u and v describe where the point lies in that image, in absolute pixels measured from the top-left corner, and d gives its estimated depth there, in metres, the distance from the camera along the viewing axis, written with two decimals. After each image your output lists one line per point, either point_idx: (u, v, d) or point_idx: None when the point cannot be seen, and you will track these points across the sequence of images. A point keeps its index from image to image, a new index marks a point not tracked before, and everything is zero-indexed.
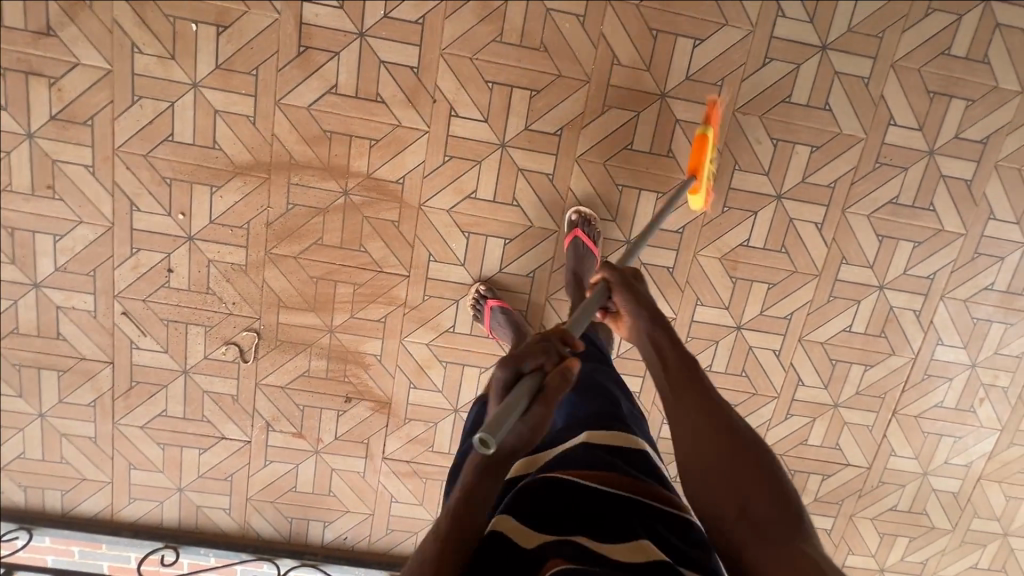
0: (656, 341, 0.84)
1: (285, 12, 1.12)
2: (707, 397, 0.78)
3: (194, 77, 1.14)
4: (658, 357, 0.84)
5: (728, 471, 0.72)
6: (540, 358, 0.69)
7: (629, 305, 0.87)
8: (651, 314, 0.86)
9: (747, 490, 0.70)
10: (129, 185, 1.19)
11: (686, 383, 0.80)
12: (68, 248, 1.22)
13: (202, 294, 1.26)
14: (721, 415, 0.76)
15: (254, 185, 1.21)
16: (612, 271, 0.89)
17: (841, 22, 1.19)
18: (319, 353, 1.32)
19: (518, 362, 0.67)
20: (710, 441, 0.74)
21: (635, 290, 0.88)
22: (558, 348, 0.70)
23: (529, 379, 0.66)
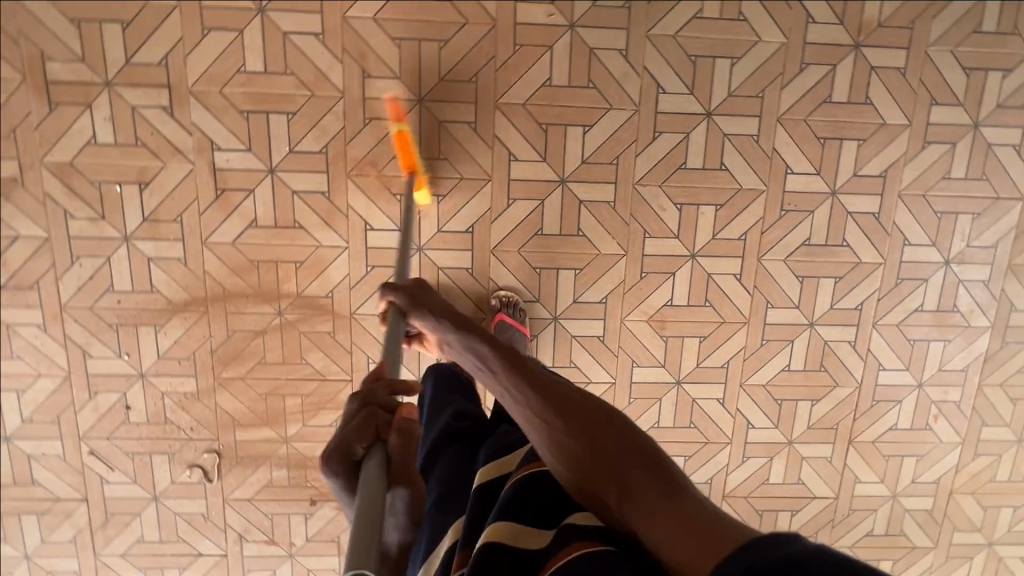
0: (477, 351, 0.78)
1: (199, 161, 1.21)
2: (542, 380, 0.71)
3: (125, 232, 1.23)
4: (476, 357, 0.77)
5: (574, 450, 0.64)
6: (380, 428, 0.64)
7: (429, 320, 0.84)
8: (457, 329, 0.80)
9: (591, 459, 0.62)
10: (80, 336, 1.28)
11: (516, 374, 0.72)
12: (31, 401, 1.30)
13: (160, 424, 1.33)
14: (553, 395, 0.69)
15: (194, 319, 1.28)
16: (395, 289, 0.87)
17: (720, 88, 1.24)
18: (279, 464, 1.38)
19: (353, 447, 0.62)
20: (547, 424, 0.66)
21: (416, 294, 0.86)
22: (388, 404, 0.66)
23: (373, 461, 0.61)
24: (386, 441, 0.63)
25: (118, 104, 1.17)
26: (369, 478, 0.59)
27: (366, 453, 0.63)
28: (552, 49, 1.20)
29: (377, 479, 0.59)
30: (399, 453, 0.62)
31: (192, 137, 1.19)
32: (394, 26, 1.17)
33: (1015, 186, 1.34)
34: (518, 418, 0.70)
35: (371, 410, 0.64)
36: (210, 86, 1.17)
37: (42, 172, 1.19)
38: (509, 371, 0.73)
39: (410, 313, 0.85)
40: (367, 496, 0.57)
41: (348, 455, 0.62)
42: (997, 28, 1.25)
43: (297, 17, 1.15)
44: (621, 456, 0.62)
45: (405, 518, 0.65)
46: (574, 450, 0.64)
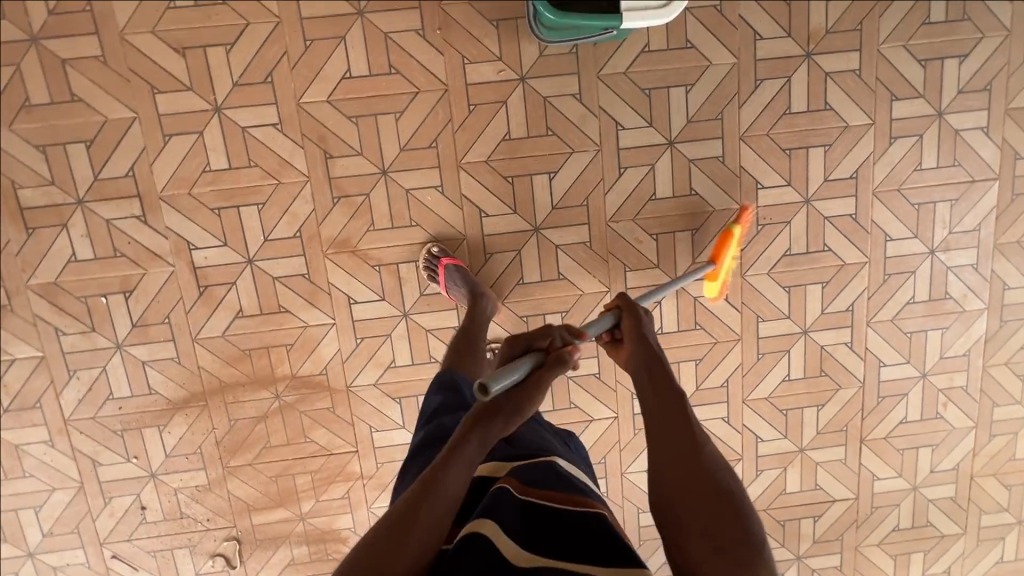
0: (634, 360, 0.86)
1: (178, 262, 1.22)
2: (713, 459, 0.75)
3: (117, 340, 1.25)
4: (661, 398, 0.81)
5: (684, 482, 0.73)
6: (539, 342, 0.82)
7: (630, 330, 0.89)
8: (638, 339, 0.87)
9: (710, 539, 0.70)
10: (87, 446, 1.30)
11: (666, 402, 0.79)
12: (49, 514, 1.32)
13: (177, 519, 1.35)
14: (720, 487, 0.73)
15: (195, 414, 1.30)
16: (624, 299, 0.92)
17: (678, 116, 1.25)
18: (298, 541, 1.39)
19: (526, 344, 0.83)
20: (706, 503, 0.71)
21: (636, 312, 0.90)
22: (558, 341, 0.82)
23: (530, 358, 0.79)
24: (541, 360, 0.80)
25: (93, 220, 1.19)
26: (520, 365, 0.76)
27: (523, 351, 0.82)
28: (507, 103, 1.21)
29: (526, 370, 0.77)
30: (541, 376, 0.78)
31: (168, 240, 1.21)
32: (348, 105, 1.18)
33: (989, 167, 1.33)
34: (653, 433, 0.78)
35: (554, 327, 0.84)
36: (178, 189, 1.19)
37: (28, 295, 1.21)
38: (662, 391, 0.80)
39: (622, 318, 0.90)
40: (516, 368, 0.76)
41: (527, 343, 0.83)
42: (947, 16, 1.24)
43: (253, 111, 1.17)
44: (723, 505, 0.71)
45: (504, 416, 0.75)
46: (689, 483, 0.73)
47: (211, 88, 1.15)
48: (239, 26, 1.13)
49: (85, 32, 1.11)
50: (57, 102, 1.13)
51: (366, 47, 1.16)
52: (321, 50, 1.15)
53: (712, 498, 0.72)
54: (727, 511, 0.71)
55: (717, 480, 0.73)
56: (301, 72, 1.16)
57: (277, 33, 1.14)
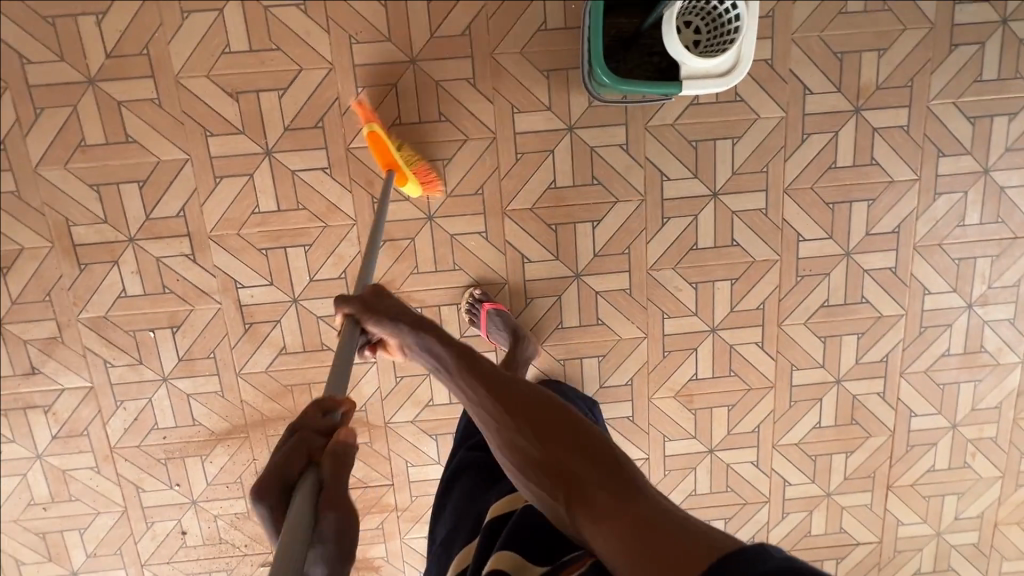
0: (432, 350, 0.80)
1: (225, 299, 1.24)
2: (507, 390, 0.75)
3: (163, 373, 1.28)
4: (430, 356, 0.81)
5: (540, 450, 0.70)
6: (314, 451, 0.66)
7: (390, 328, 0.83)
8: (412, 325, 0.81)
9: (558, 467, 0.68)
10: (131, 472, 1.33)
11: (478, 373, 0.76)
12: (93, 536, 1.36)
13: (216, 544, 1.38)
14: (510, 400, 0.74)
15: (237, 445, 1.33)
16: (353, 300, 0.84)
17: (723, 168, 1.25)
18: None
19: (286, 472, 0.64)
20: (505, 432, 0.73)
21: (386, 304, 0.84)
22: (321, 430, 0.68)
23: (304, 486, 0.62)
24: (315, 477, 0.63)
25: (144, 257, 1.21)
26: (299, 501, 0.59)
27: (299, 478, 0.64)
28: (553, 152, 1.21)
29: (305, 498, 0.60)
30: (329, 485, 0.62)
31: (216, 278, 1.23)
32: None
33: None
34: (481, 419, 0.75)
35: (303, 436, 0.67)
36: (227, 229, 1.21)
37: (79, 327, 1.24)
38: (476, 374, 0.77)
39: (366, 322, 0.84)
40: (294, 521, 0.56)
41: (283, 484, 0.63)
42: (999, 74, 1.23)
43: (303, 155, 1.18)
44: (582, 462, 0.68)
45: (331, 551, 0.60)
46: (540, 450, 0.70)
47: (263, 132, 1.16)
48: (292, 71, 1.14)
49: (141, 75, 1.12)
50: (112, 142, 1.15)
51: (417, 95, 1.16)
52: (372, 97, 1.16)
53: (581, 458, 0.69)
54: (602, 464, 0.68)
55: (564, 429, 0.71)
56: (352, 117, 1.17)
57: (329, 79, 1.15)
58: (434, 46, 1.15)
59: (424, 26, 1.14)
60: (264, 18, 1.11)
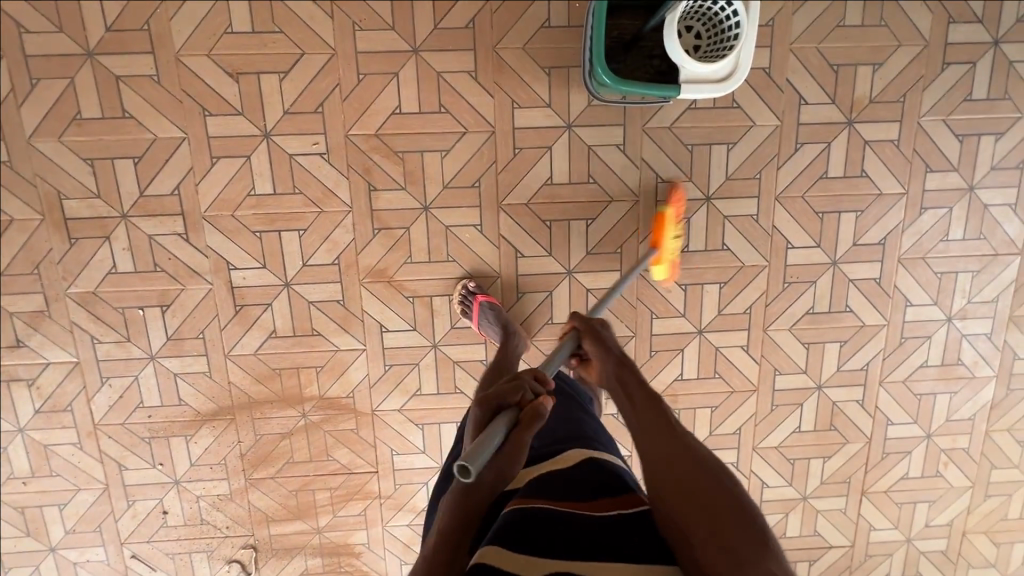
0: (623, 376, 0.86)
1: (216, 280, 1.24)
2: (679, 433, 0.75)
3: (150, 351, 1.27)
4: (621, 388, 0.85)
5: (688, 483, 0.68)
6: (518, 395, 0.73)
7: (602, 351, 0.91)
8: (605, 357, 0.90)
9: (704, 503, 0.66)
10: (115, 450, 1.32)
11: (652, 412, 0.79)
12: (72, 513, 1.35)
13: (197, 525, 1.38)
14: (678, 438, 0.74)
15: (223, 426, 1.33)
16: (578, 316, 0.96)
17: (717, 173, 1.27)
18: (313, 553, 1.43)
19: (496, 402, 0.73)
20: (670, 456, 0.72)
21: (595, 328, 0.95)
22: (534, 389, 0.75)
23: (505, 419, 0.70)
24: (520, 410, 0.72)
25: (135, 234, 1.20)
26: (499, 429, 0.68)
27: (505, 409, 0.73)
28: (552, 148, 1.22)
29: (503, 430, 0.68)
30: (521, 431, 0.70)
31: (208, 259, 1.23)
32: (396, 140, 1.19)
33: (1013, 242, 1.36)
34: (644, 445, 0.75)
35: (522, 382, 0.75)
36: (222, 210, 1.20)
37: (67, 302, 1.23)
38: (650, 406, 0.79)
39: (583, 339, 0.94)
40: (491, 433, 0.67)
41: (490, 406, 0.73)
42: (988, 94, 1.26)
43: (301, 139, 1.18)
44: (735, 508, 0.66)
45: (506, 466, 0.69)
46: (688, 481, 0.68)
47: (262, 114, 1.16)
48: (294, 55, 1.14)
49: (141, 51, 1.12)
50: (108, 117, 1.14)
51: (418, 85, 1.17)
52: (373, 84, 1.16)
53: (734, 512, 0.66)
54: (754, 534, 0.64)
55: (709, 474, 0.69)
56: (352, 104, 1.17)
57: (330, 64, 1.15)
58: (437, 37, 1.15)
59: (428, 17, 1.14)
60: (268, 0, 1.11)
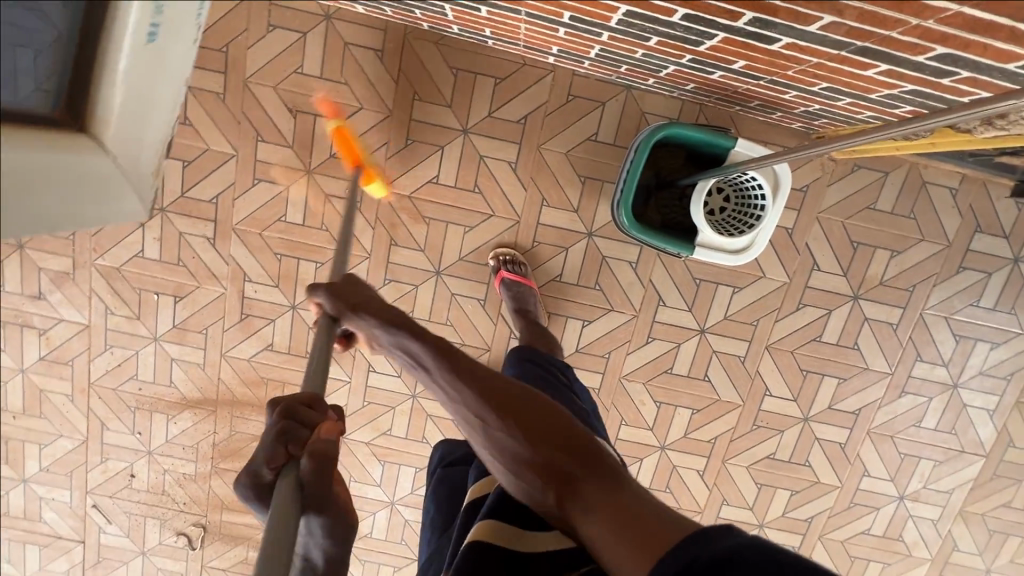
0: (408, 344, 0.71)
1: (230, 287, 1.32)
2: (489, 386, 0.67)
3: (155, 333, 1.36)
4: (406, 355, 0.72)
5: (536, 448, 0.62)
6: (292, 445, 0.59)
7: (365, 322, 0.72)
8: (388, 325, 0.72)
9: (539, 462, 0.62)
10: (101, 410, 1.42)
11: (463, 370, 0.69)
12: (50, 454, 1.45)
13: (158, 494, 1.48)
14: (496, 395, 0.66)
15: (203, 415, 1.42)
16: (323, 290, 0.74)
17: (717, 310, 1.32)
18: (255, 546, 1.52)
19: (263, 470, 0.58)
20: (491, 424, 0.65)
21: (338, 292, 0.73)
22: (306, 421, 0.60)
23: (286, 470, 0.56)
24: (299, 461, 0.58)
25: (168, 229, 1.28)
26: (283, 486, 0.54)
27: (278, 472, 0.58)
28: (568, 250, 1.28)
29: (294, 486, 0.55)
30: (315, 474, 0.58)
31: (228, 266, 1.30)
32: (426, 206, 1.26)
33: (980, 444, 1.40)
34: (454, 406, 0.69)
35: (286, 426, 0.59)
36: (251, 227, 1.28)
37: (92, 271, 1.32)
38: (440, 362, 0.70)
39: (341, 320, 0.73)
40: (282, 506, 0.51)
41: (263, 481, 0.59)
42: (995, 305, 1.30)
43: (340, 183, 1.25)
44: (562, 446, 0.62)
45: (328, 517, 0.60)
46: (508, 440, 0.64)
47: (310, 151, 1.23)
48: (353, 107, 1.21)
49: (214, 69, 1.18)
50: None
51: (460, 161, 1.23)
52: (418, 151, 1.22)
53: (564, 452, 0.62)
54: (584, 460, 0.61)
55: (541, 423, 0.64)
56: (395, 162, 1.23)
57: (384, 124, 1.21)
58: (489, 124, 1.21)
59: (485, 104, 1.20)
60: (341, 53, 1.18)
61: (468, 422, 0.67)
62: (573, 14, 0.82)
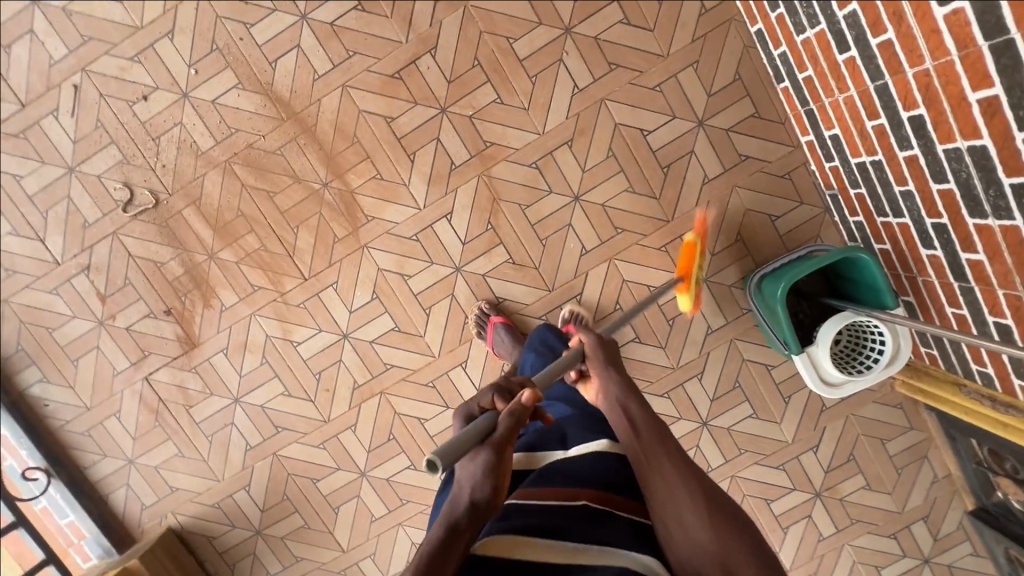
0: (632, 408, 0.71)
1: (411, 44, 1.22)
2: (687, 468, 0.65)
3: (307, 12, 1.21)
4: (620, 405, 0.72)
5: (721, 545, 0.60)
6: (499, 402, 0.67)
7: (604, 370, 0.77)
8: (624, 386, 0.74)
9: (715, 557, 0.60)
10: (184, 20, 1.22)
11: (672, 448, 0.67)
12: (90, 7, 1.21)
13: (147, 135, 1.25)
14: (702, 486, 0.64)
15: (269, 114, 1.25)
16: (590, 334, 0.81)
17: (727, 418, 1.39)
18: (182, 261, 1.30)
19: (471, 408, 0.68)
20: (683, 506, 0.62)
21: (607, 346, 0.79)
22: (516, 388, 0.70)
23: (485, 414, 0.65)
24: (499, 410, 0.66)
25: None
26: (477, 423, 0.62)
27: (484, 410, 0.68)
28: None
29: (480, 432, 0.62)
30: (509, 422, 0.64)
31: (428, 28, 1.22)
32: (620, 144, 1.26)
33: None
34: (647, 478, 0.66)
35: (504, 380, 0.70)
36: (479, 21, 1.22)
37: None
38: (660, 436, 0.68)
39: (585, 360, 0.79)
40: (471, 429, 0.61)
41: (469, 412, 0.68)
42: None
43: (579, 63, 1.23)
44: (754, 563, 0.59)
45: (488, 472, 0.61)
46: (685, 519, 0.62)
47: (584, 18, 1.22)
48: (645, 24, 1.22)
49: None
50: None
51: (675, 139, 1.26)
52: (655, 101, 1.25)
53: (753, 562, 0.60)
54: (767, 575, 0.59)
55: (725, 520, 0.62)
56: (631, 91, 1.24)
57: (653, 58, 1.23)
58: (719, 136, 1.26)
59: (731, 120, 1.25)
60: None
61: (650, 497, 0.64)
62: (922, 114, 0.89)
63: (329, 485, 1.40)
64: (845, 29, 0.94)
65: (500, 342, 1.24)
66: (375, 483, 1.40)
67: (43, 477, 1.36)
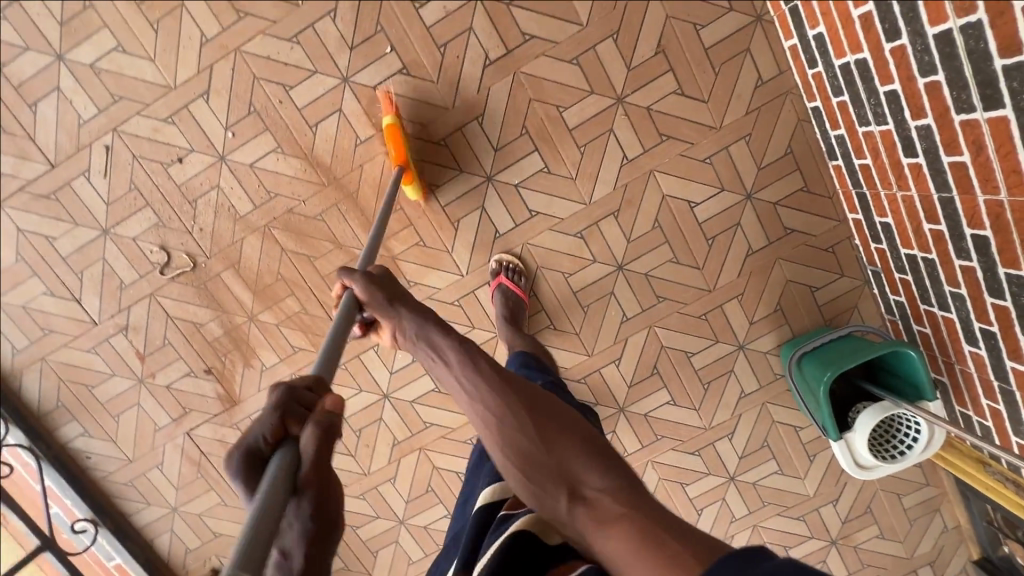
0: (431, 341, 0.74)
1: (457, 110, 1.18)
2: (511, 391, 0.67)
3: (348, 73, 1.16)
4: (429, 343, 0.74)
5: (555, 461, 0.59)
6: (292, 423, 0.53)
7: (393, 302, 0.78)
8: (422, 316, 0.76)
9: (559, 471, 0.59)
10: (219, 79, 1.16)
11: (491, 374, 0.68)
12: (116, 63, 1.15)
13: (184, 199, 1.22)
14: (534, 402, 0.66)
15: (308, 179, 1.21)
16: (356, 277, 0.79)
17: (754, 474, 1.44)
18: (222, 322, 1.30)
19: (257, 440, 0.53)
20: (519, 436, 0.62)
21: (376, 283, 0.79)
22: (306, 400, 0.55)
23: (280, 452, 0.51)
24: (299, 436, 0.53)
25: (465, 15, 1.14)
26: (275, 469, 0.49)
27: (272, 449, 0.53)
28: (716, 343, 1.34)
29: (288, 470, 0.49)
30: (314, 448, 0.51)
31: (475, 95, 1.18)
32: (667, 215, 1.25)
33: None
34: (477, 419, 0.67)
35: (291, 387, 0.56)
36: (528, 87, 1.17)
37: None
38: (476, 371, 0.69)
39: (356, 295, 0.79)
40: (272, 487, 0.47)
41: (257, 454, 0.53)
42: None
43: (630, 134, 1.20)
44: (596, 466, 0.58)
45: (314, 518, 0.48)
46: (535, 458, 0.60)
47: (637, 87, 1.18)
48: (700, 95, 1.18)
49: None
50: None
51: (722, 212, 1.25)
52: (704, 174, 1.23)
53: (588, 461, 0.59)
54: (599, 464, 0.58)
55: (563, 437, 0.62)
56: (681, 163, 1.22)
57: (705, 129, 1.20)
58: (766, 209, 1.25)
59: (779, 194, 1.24)
60: (738, 51, 1.17)
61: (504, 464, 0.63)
62: (987, 236, 0.89)
63: (369, 530, 1.45)
64: (916, 138, 0.92)
65: (501, 306, 1.19)
66: (413, 530, 1.45)
67: (88, 527, 1.39)
